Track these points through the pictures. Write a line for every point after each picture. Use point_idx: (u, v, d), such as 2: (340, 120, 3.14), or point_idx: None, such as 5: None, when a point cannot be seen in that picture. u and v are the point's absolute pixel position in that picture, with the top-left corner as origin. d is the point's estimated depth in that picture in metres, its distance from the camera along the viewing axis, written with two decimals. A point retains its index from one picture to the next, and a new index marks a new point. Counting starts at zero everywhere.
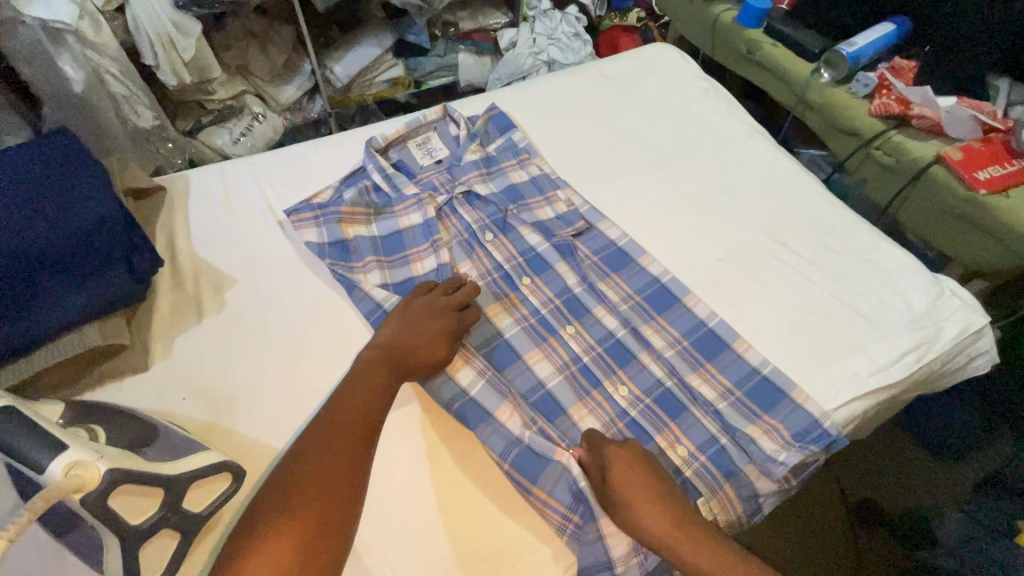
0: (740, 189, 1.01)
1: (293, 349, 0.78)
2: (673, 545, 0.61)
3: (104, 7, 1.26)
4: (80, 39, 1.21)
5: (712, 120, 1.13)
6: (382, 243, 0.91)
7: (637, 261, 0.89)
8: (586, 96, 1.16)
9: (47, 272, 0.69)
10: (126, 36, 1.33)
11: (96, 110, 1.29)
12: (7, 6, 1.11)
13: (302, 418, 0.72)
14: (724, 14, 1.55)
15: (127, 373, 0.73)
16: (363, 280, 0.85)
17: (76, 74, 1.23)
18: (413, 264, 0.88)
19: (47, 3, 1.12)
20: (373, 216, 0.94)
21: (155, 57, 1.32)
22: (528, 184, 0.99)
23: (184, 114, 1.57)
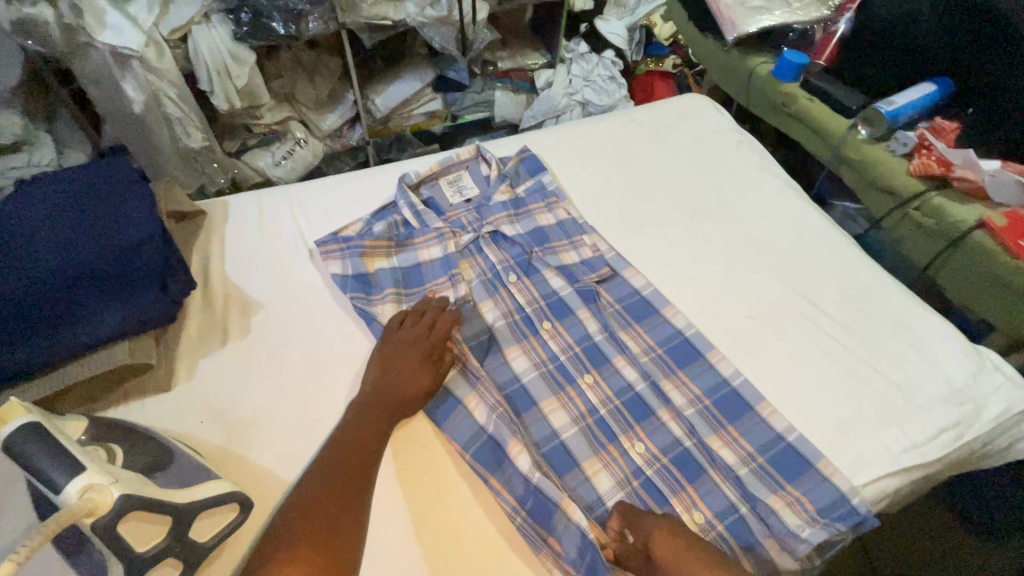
0: (770, 244, 0.99)
1: (305, 377, 0.79)
2: None
3: (170, 36, 1.33)
4: (145, 64, 1.30)
5: (744, 173, 1.12)
6: (404, 277, 0.92)
7: (661, 312, 0.88)
8: (618, 142, 1.17)
9: (90, 291, 0.72)
10: (185, 63, 1.39)
11: (150, 129, 1.39)
12: (82, 32, 1.21)
13: (311, 448, 0.72)
14: (761, 67, 1.57)
15: (151, 392, 0.75)
16: (382, 312, 0.85)
17: (137, 95, 1.32)
18: (430, 297, 0.90)
19: (118, 31, 1.23)
20: (395, 248, 0.95)
21: (209, 83, 1.39)
22: (555, 227, 1.00)
23: (231, 136, 1.64)
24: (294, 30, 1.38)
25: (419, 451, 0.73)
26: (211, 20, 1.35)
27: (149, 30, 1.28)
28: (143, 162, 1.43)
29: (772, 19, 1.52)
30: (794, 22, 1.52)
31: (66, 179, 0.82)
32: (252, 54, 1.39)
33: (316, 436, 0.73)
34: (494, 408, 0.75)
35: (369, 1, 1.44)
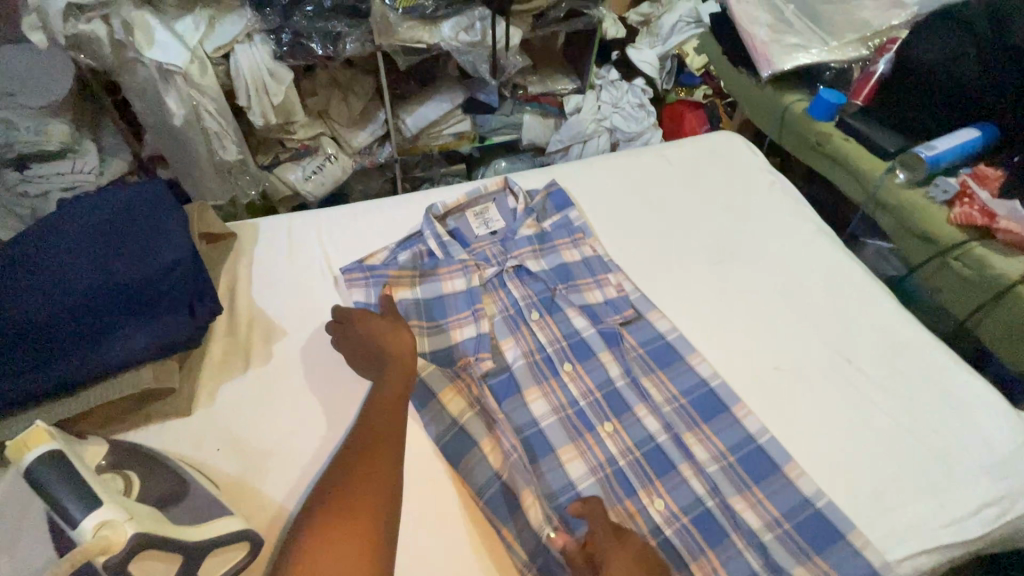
0: (802, 291, 0.97)
1: (320, 384, 0.81)
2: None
3: (214, 54, 1.36)
4: (187, 80, 1.34)
5: (776, 216, 1.10)
6: (427, 308, 0.92)
7: (685, 359, 0.85)
8: (646, 179, 1.16)
9: (120, 314, 0.73)
10: (226, 79, 1.42)
11: (187, 142, 1.44)
12: (131, 49, 1.27)
13: (325, 451, 0.74)
14: (795, 104, 1.54)
15: (171, 416, 0.75)
16: None
17: (178, 110, 1.36)
18: (450, 331, 0.89)
19: (165, 48, 1.28)
20: (419, 276, 0.94)
21: (248, 100, 1.43)
22: (580, 264, 0.99)
23: (265, 150, 1.68)
24: (332, 51, 1.42)
25: (432, 496, 0.72)
26: (254, 39, 1.37)
27: (193, 48, 1.32)
28: (182, 169, 1.51)
29: (808, 57, 1.52)
30: (830, 61, 1.52)
31: (104, 201, 0.84)
32: (291, 75, 1.43)
33: (331, 441, 0.75)
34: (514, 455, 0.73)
35: (405, 24, 1.45)
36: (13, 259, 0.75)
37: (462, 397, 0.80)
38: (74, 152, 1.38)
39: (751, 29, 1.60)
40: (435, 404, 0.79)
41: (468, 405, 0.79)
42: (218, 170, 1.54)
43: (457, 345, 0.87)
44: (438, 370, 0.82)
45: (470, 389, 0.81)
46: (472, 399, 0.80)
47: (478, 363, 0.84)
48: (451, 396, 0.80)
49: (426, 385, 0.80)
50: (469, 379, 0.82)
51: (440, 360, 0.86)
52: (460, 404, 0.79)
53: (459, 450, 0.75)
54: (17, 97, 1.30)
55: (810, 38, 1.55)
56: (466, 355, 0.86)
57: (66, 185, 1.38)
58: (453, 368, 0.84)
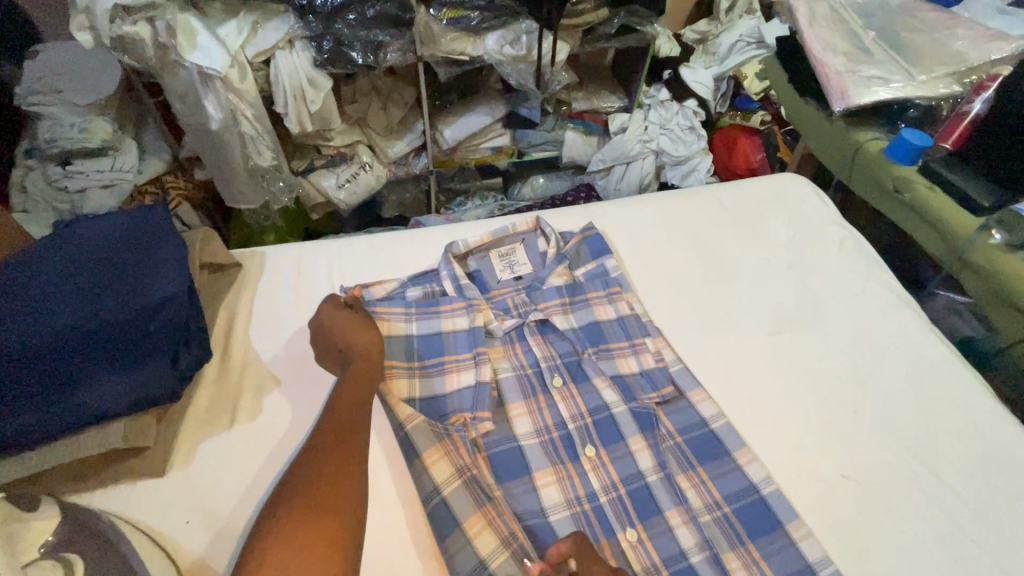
0: (874, 378, 0.83)
1: (286, 397, 0.77)
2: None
3: (255, 59, 1.29)
4: (227, 84, 1.27)
5: (846, 281, 0.96)
6: (418, 347, 0.81)
7: (732, 455, 0.73)
8: (694, 225, 1.03)
9: (96, 359, 0.67)
10: (267, 84, 1.36)
11: (225, 144, 1.35)
12: (173, 50, 1.21)
13: (272, 472, 0.70)
14: (871, 142, 1.37)
15: (143, 476, 0.68)
16: (388, 389, 0.74)
17: (216, 112, 1.29)
18: (447, 376, 0.78)
19: (206, 51, 1.21)
20: (413, 315, 0.83)
21: (286, 106, 1.36)
22: (614, 324, 0.87)
23: (301, 155, 1.59)
24: (373, 60, 1.34)
25: None
26: (295, 46, 1.30)
27: (235, 52, 1.26)
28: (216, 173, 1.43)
29: (889, 92, 1.34)
30: (915, 98, 1.34)
31: (101, 225, 0.79)
32: (331, 82, 1.36)
33: (275, 464, 0.71)
34: (511, 552, 0.63)
35: (448, 35, 1.37)
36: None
37: (450, 460, 0.69)
38: (114, 150, 1.35)
39: (825, 57, 1.43)
40: (419, 468, 0.68)
41: (456, 473, 0.68)
42: (253, 175, 1.45)
43: (451, 395, 0.77)
44: (427, 422, 0.71)
45: (460, 451, 0.70)
46: (462, 466, 0.69)
47: (474, 424, 0.74)
48: (436, 457, 0.69)
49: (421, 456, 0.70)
50: (460, 439, 0.72)
51: (429, 412, 0.76)
52: (446, 470, 0.68)
53: (446, 525, 0.64)
54: (66, 94, 1.32)
55: (892, 70, 1.38)
56: (460, 409, 0.76)
57: (102, 182, 1.32)
58: (443, 424, 0.73)
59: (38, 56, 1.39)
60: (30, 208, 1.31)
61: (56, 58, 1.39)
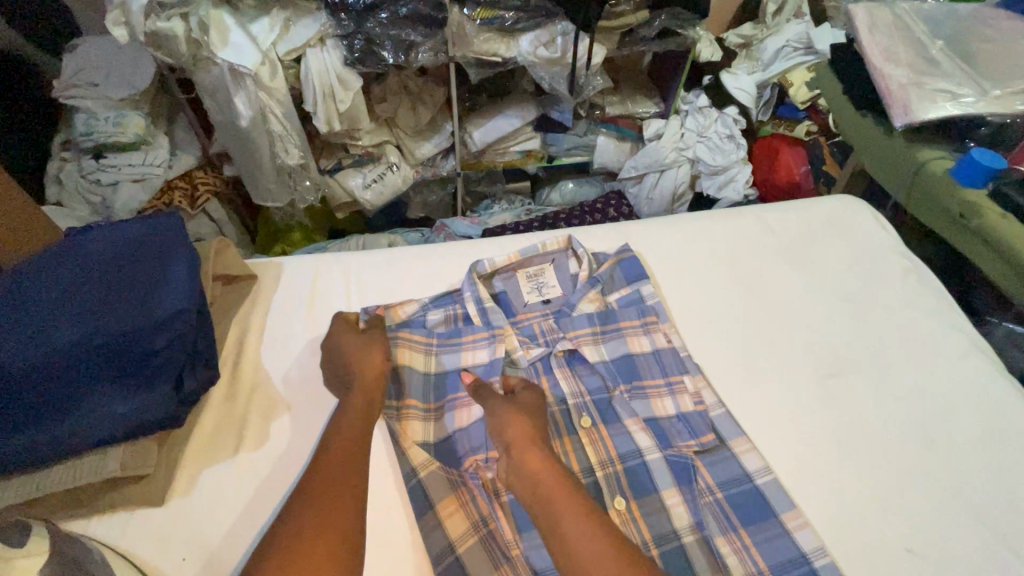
0: (941, 436, 0.75)
1: (292, 425, 0.73)
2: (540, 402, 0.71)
3: (286, 57, 1.26)
4: (257, 82, 1.24)
5: (909, 320, 0.87)
6: (433, 382, 0.78)
7: (778, 517, 0.66)
8: (741, 251, 0.95)
9: (98, 380, 0.64)
10: (296, 83, 1.32)
11: (253, 143, 1.32)
12: (205, 47, 1.18)
13: (259, 518, 0.65)
14: (934, 162, 1.25)
15: (139, 504, 0.64)
16: (402, 431, 0.71)
17: (246, 110, 1.26)
18: (459, 412, 0.75)
19: (238, 49, 1.18)
20: (434, 346, 0.80)
21: (314, 104, 1.32)
22: (649, 358, 0.80)
23: (328, 154, 1.55)
24: (403, 60, 1.28)
25: None
26: (327, 44, 1.27)
27: (267, 50, 1.22)
28: (247, 176, 1.41)
29: (959, 107, 1.23)
30: (987, 114, 1.22)
31: (113, 234, 0.77)
32: (360, 81, 1.32)
33: (270, 500, 0.66)
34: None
35: (482, 36, 1.31)
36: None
37: (465, 513, 0.66)
38: (145, 145, 1.34)
39: (885, 68, 1.32)
40: (430, 520, 0.65)
41: (471, 528, 0.65)
42: (281, 172, 1.42)
43: (462, 433, 0.73)
44: (442, 470, 0.68)
45: (474, 503, 0.67)
46: (478, 520, 0.66)
47: (487, 467, 0.70)
48: (451, 510, 0.66)
49: (426, 501, 0.66)
50: (474, 487, 0.68)
51: (445, 454, 0.72)
52: (461, 525, 0.65)
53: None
54: (101, 88, 1.29)
55: (963, 83, 1.27)
56: (472, 452, 0.72)
57: (133, 176, 1.31)
58: (457, 468, 0.70)
59: (77, 48, 1.36)
60: (64, 200, 1.32)
61: (93, 49, 1.36)
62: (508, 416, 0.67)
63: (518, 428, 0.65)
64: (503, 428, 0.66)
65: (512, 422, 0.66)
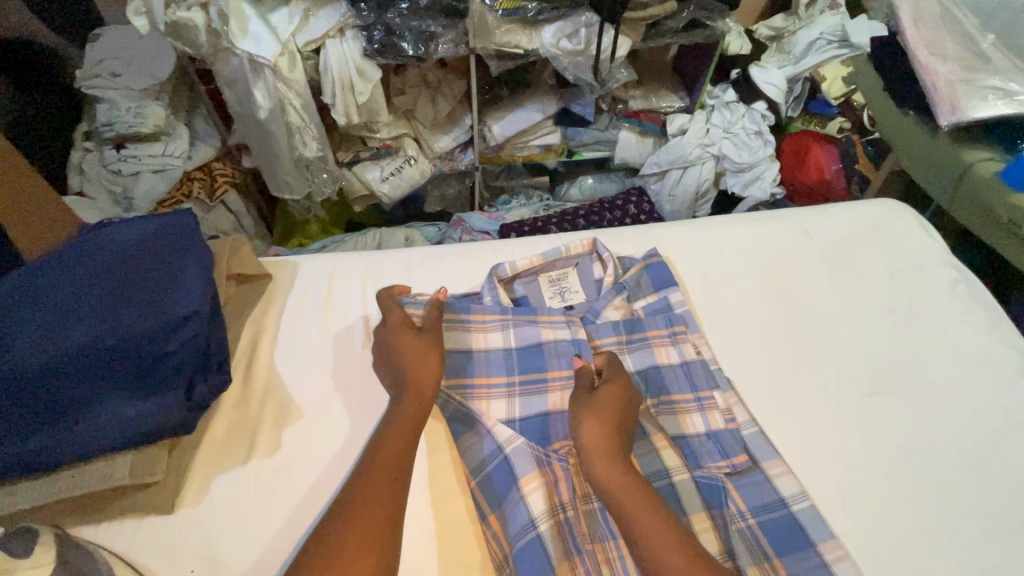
0: (996, 467, 0.69)
1: (324, 445, 0.69)
2: (627, 392, 0.68)
3: (305, 48, 1.23)
4: (276, 73, 1.21)
5: (960, 338, 0.81)
6: (518, 359, 0.78)
7: (817, 548, 0.61)
8: (777, 259, 0.90)
9: (108, 384, 0.62)
10: (315, 74, 1.29)
11: (271, 135, 1.30)
12: (224, 37, 1.15)
13: (291, 543, 0.62)
14: (982, 164, 1.18)
15: (150, 512, 0.63)
16: (485, 412, 0.73)
17: (264, 102, 1.24)
18: (550, 395, 0.75)
19: (257, 39, 1.16)
20: (479, 326, 0.79)
21: (333, 96, 1.29)
22: (678, 371, 0.76)
23: (346, 146, 1.52)
24: (423, 52, 1.25)
25: None
26: (346, 34, 1.23)
27: (285, 40, 1.19)
28: (265, 170, 1.40)
29: (1012, 106, 1.15)
30: None
31: (127, 231, 0.75)
32: (379, 72, 1.28)
33: (301, 524, 0.63)
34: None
35: (503, 27, 1.26)
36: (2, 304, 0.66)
37: (548, 493, 0.66)
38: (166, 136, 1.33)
39: (931, 63, 1.24)
40: (515, 495, 0.66)
41: (551, 510, 0.65)
42: (298, 164, 1.39)
43: (555, 415, 0.73)
44: (526, 444, 0.69)
45: (561, 485, 0.67)
46: (559, 505, 0.65)
47: None
48: (534, 486, 0.66)
49: (513, 481, 0.67)
50: (562, 470, 0.68)
51: (532, 433, 0.71)
52: (542, 504, 0.65)
53: (533, 569, 0.61)
54: (123, 78, 1.29)
55: (1016, 80, 1.19)
56: (564, 436, 0.71)
57: (153, 166, 1.30)
58: (545, 449, 0.69)
59: (99, 39, 1.35)
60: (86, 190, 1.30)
61: (115, 39, 1.35)
62: (587, 418, 0.64)
63: (594, 429, 0.63)
64: (581, 431, 0.63)
65: (585, 420, 0.64)
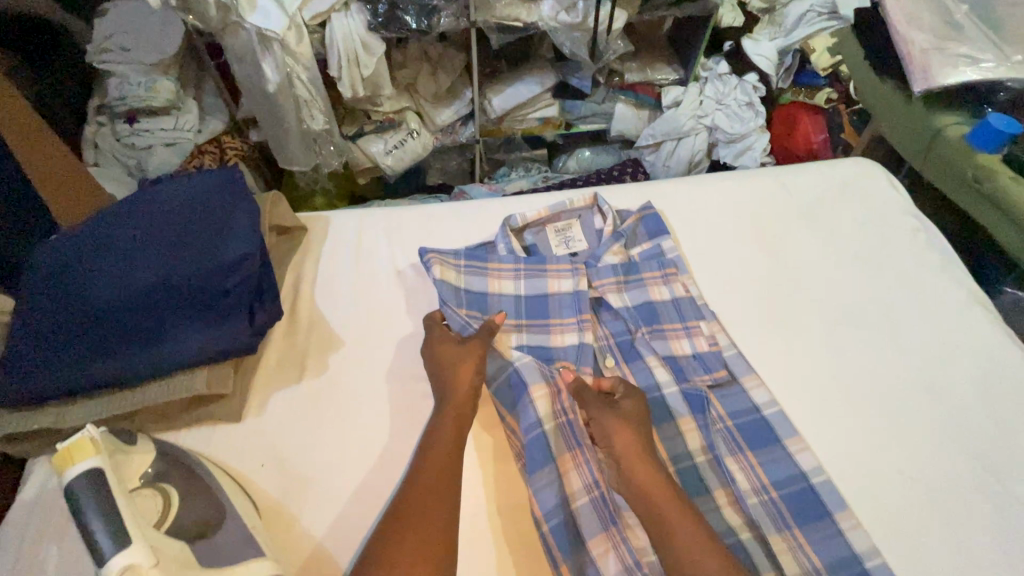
0: (939, 379, 0.81)
1: (365, 371, 0.80)
2: (643, 411, 0.72)
3: (311, 21, 1.31)
4: (284, 47, 1.28)
5: (918, 278, 0.93)
6: (526, 305, 0.88)
7: (784, 443, 0.74)
8: (758, 212, 1.01)
9: (183, 311, 0.73)
10: (321, 48, 1.37)
11: (279, 108, 1.37)
12: (233, 12, 1.22)
13: (342, 445, 0.73)
14: (951, 128, 1.28)
15: (220, 420, 0.74)
16: (500, 339, 0.83)
17: (273, 76, 1.31)
18: (552, 337, 0.85)
19: (266, 15, 1.23)
20: (463, 267, 0.88)
21: (339, 70, 1.36)
22: (669, 306, 0.87)
23: (351, 120, 1.60)
24: (426, 25, 1.32)
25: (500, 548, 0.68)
26: (351, 9, 1.31)
27: (293, 14, 1.26)
28: (270, 136, 1.46)
29: (978, 73, 1.26)
30: (1007, 79, 1.25)
31: (179, 186, 0.85)
32: (383, 46, 1.36)
33: (348, 430, 0.75)
34: (562, 510, 0.69)
35: (503, 1, 1.34)
36: (86, 250, 0.77)
37: (551, 401, 0.77)
38: (176, 109, 1.41)
39: (909, 32, 1.33)
40: (525, 400, 0.76)
41: (553, 415, 0.76)
42: (305, 138, 1.47)
43: (558, 351, 0.84)
44: (534, 362, 0.79)
45: (561, 397, 0.78)
46: (561, 410, 0.77)
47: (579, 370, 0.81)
48: (541, 394, 0.76)
49: (524, 388, 0.76)
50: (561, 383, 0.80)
51: (538, 354, 0.84)
52: (545, 408, 0.75)
53: (537, 457, 0.72)
54: (134, 53, 1.36)
55: (982, 48, 1.28)
56: (565, 359, 0.83)
57: (166, 139, 1.39)
58: (547, 366, 0.81)
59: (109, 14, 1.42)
60: (100, 162, 1.38)
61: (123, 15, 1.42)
62: (619, 434, 0.68)
63: (626, 439, 0.68)
64: (617, 448, 0.68)
65: (619, 433, 0.68)
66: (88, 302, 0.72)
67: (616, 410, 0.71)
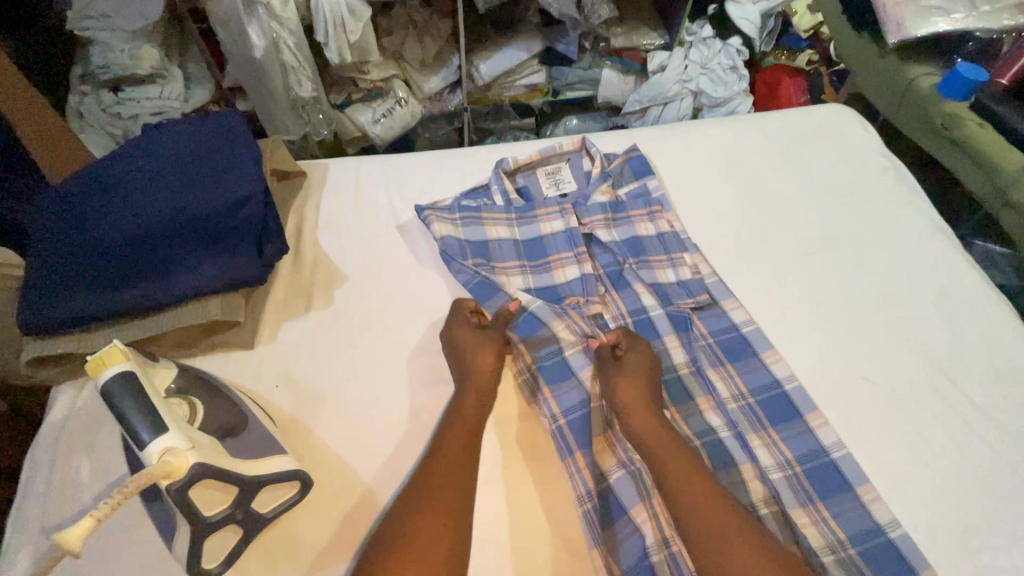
0: (904, 298, 0.88)
1: (370, 301, 0.85)
2: (652, 365, 0.74)
3: None
4: (269, 11, 1.29)
5: (888, 209, 0.99)
6: (525, 249, 0.93)
7: (760, 356, 0.80)
8: (739, 154, 1.05)
9: (195, 243, 0.76)
10: (306, 12, 1.38)
11: (266, 73, 1.38)
12: None
13: (351, 367, 0.78)
14: (923, 78, 1.34)
15: (236, 345, 0.79)
16: (506, 282, 0.88)
17: (260, 41, 1.32)
18: (552, 271, 0.90)
19: None
20: (459, 221, 0.92)
21: (326, 37, 1.37)
22: (654, 239, 0.92)
23: (338, 88, 1.60)
24: None
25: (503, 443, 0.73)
26: None
27: None
28: (258, 104, 1.47)
29: (950, 23, 1.29)
30: (975, 29, 1.30)
31: (181, 130, 0.87)
32: (369, 11, 1.36)
33: (356, 353, 0.80)
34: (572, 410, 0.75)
35: None
36: (98, 190, 0.81)
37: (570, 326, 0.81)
38: (161, 78, 1.39)
39: None
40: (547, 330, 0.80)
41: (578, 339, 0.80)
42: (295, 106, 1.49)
43: (561, 286, 0.88)
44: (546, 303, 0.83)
45: (579, 323, 0.82)
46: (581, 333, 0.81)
47: (586, 304, 0.86)
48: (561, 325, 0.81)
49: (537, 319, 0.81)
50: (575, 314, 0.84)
51: (546, 296, 0.88)
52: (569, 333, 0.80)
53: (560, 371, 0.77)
54: (114, 20, 1.26)
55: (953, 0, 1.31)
56: (573, 294, 0.88)
57: (152, 109, 1.38)
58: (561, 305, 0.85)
59: None
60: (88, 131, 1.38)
61: None
62: (623, 385, 0.71)
63: (629, 389, 0.70)
64: (619, 396, 0.70)
65: (622, 385, 0.71)
66: (104, 235, 0.75)
67: (621, 365, 0.73)
